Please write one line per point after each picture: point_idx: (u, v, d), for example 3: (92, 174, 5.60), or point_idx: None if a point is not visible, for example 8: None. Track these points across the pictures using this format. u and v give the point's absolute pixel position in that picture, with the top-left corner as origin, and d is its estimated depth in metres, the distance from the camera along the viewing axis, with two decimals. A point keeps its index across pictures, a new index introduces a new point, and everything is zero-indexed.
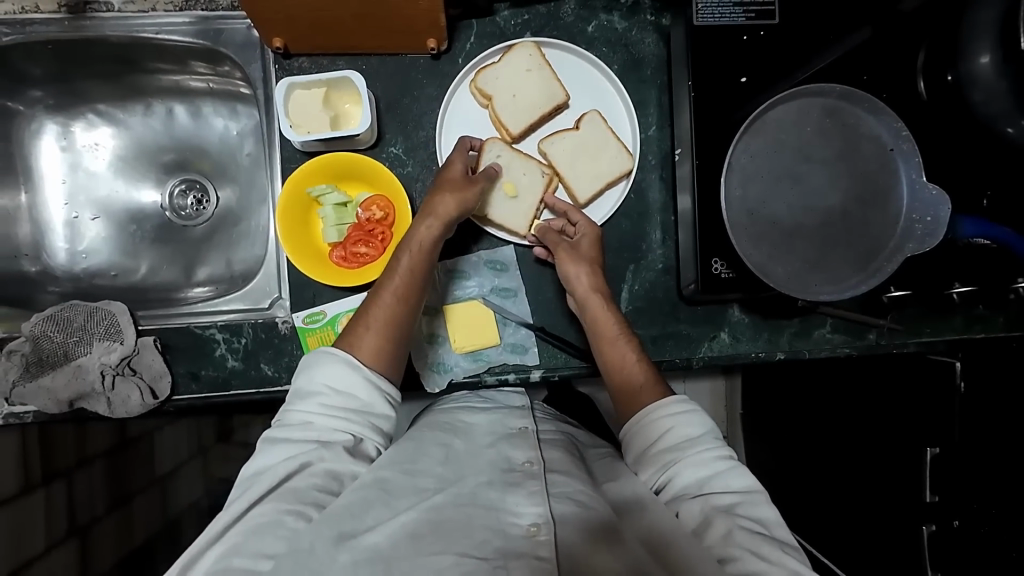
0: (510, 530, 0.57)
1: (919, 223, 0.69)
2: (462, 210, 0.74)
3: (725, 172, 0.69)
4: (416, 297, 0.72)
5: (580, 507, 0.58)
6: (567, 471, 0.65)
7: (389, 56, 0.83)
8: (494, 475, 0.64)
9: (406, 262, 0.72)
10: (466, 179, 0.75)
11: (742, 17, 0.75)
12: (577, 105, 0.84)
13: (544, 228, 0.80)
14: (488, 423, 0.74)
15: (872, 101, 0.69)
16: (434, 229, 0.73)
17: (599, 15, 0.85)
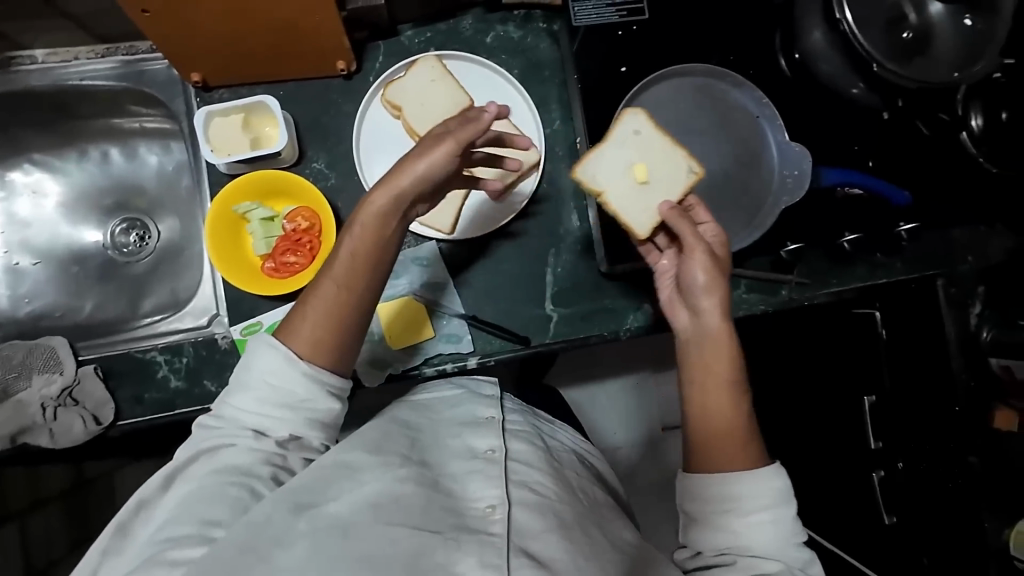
0: (467, 511, 0.61)
1: (790, 177, 0.77)
2: (419, 190, 0.66)
3: (611, 151, 0.77)
4: (371, 288, 0.66)
5: (534, 495, 0.64)
6: (526, 460, 0.69)
7: (305, 80, 0.89)
8: (460, 465, 0.67)
9: (352, 250, 0.65)
10: (431, 144, 0.66)
11: (615, 15, 0.84)
12: (483, 108, 0.91)
13: (672, 214, 0.69)
14: (457, 410, 0.76)
15: (731, 76, 0.78)
16: (382, 211, 0.65)
17: (496, 27, 0.93)
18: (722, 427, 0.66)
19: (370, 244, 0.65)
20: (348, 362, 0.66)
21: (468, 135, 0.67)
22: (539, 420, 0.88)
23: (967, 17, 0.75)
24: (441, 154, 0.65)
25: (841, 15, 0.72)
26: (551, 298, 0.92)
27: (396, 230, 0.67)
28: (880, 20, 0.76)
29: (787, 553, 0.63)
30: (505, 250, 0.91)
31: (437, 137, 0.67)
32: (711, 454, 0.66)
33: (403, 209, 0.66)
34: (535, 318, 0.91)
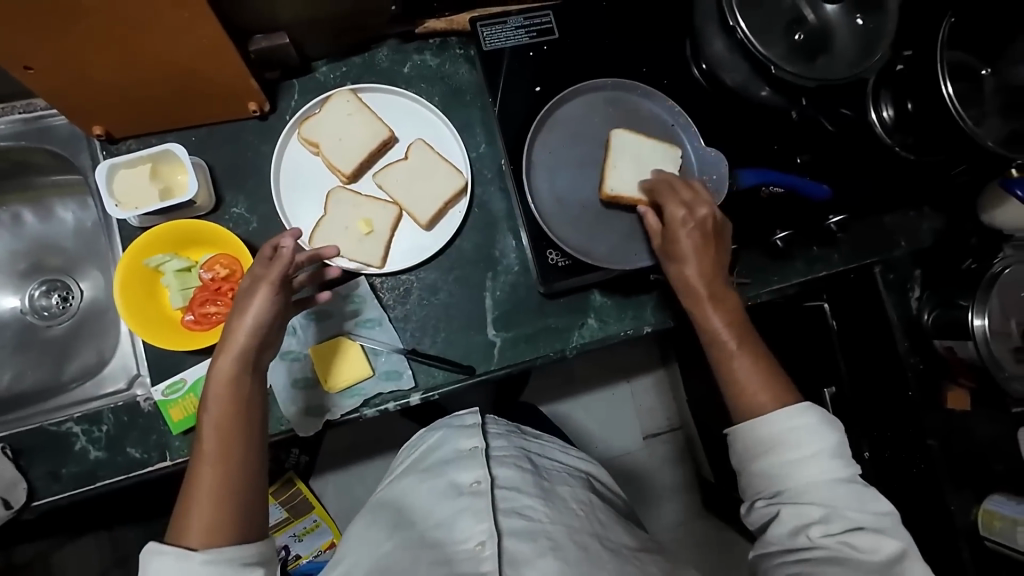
0: (459, 554, 0.69)
1: (708, 181, 0.79)
2: (259, 332, 0.67)
3: (530, 170, 0.78)
4: (248, 443, 0.65)
5: (524, 521, 0.72)
6: (512, 485, 0.77)
7: (217, 124, 0.86)
8: (451, 504, 0.75)
9: (217, 421, 0.64)
10: (247, 295, 0.68)
11: (525, 37, 0.84)
12: (404, 137, 0.90)
13: (672, 200, 0.73)
14: (445, 446, 0.84)
15: (640, 87, 0.81)
16: (231, 367, 0.66)
17: (412, 56, 0.92)
18: (758, 378, 0.73)
19: (231, 406, 0.65)
20: (255, 526, 0.63)
21: (279, 266, 0.69)
22: (528, 433, 0.95)
23: (859, 17, 0.78)
24: (264, 298, 0.67)
25: (734, 22, 0.72)
26: (492, 324, 0.90)
27: (254, 383, 0.68)
28: (780, 24, 0.77)
29: (838, 493, 0.67)
30: (439, 280, 0.89)
31: (250, 287, 0.69)
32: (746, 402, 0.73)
33: (254, 359, 0.67)
34: (477, 346, 0.89)
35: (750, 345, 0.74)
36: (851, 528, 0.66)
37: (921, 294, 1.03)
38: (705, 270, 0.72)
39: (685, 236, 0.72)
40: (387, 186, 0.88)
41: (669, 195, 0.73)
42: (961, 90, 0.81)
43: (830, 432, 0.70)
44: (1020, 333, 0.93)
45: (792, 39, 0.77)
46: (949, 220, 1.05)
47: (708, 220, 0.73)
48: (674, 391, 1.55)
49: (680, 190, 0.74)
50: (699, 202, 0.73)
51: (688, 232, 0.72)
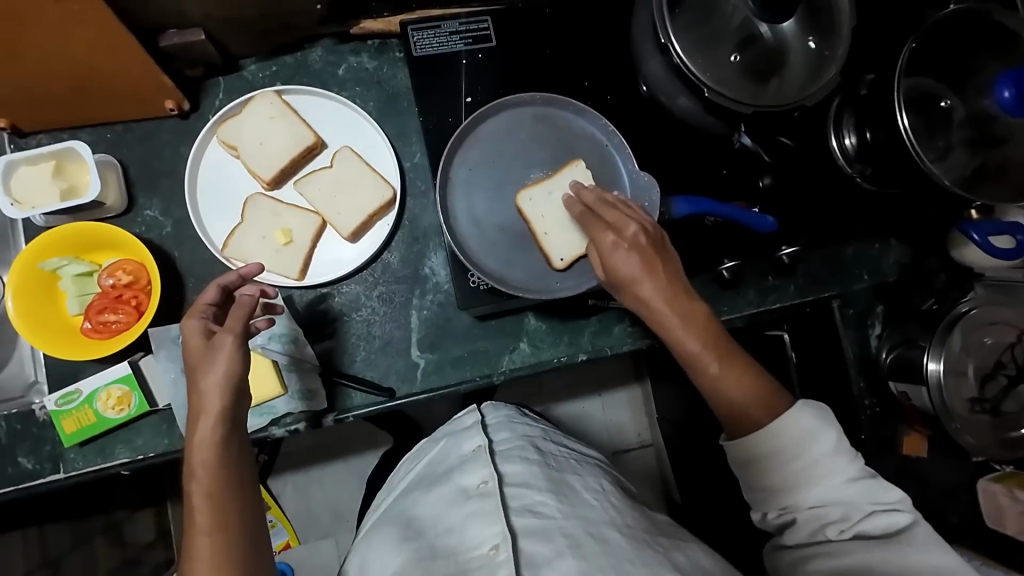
0: (475, 561, 0.63)
1: (640, 209, 0.73)
2: (233, 385, 0.60)
3: (448, 189, 0.73)
4: (240, 508, 0.58)
5: (539, 518, 0.66)
6: (523, 481, 0.72)
7: (134, 122, 0.83)
8: (457, 509, 0.71)
9: (201, 493, 0.57)
10: (213, 350, 0.61)
11: (460, 43, 0.80)
12: (332, 143, 0.85)
13: (593, 226, 0.67)
14: (451, 452, 0.82)
15: (571, 103, 0.76)
16: (208, 434, 0.58)
17: (348, 58, 0.87)
18: (749, 387, 0.66)
19: (216, 472, 0.58)
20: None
21: (233, 316, 0.63)
22: (531, 421, 0.93)
23: (812, 39, 0.72)
24: (235, 351, 0.61)
25: (666, 40, 0.69)
26: (416, 345, 0.85)
27: (240, 445, 0.60)
28: (728, 41, 0.71)
29: (850, 495, 0.63)
30: (362, 295, 0.85)
31: (213, 342, 0.61)
32: (743, 422, 0.67)
33: (235, 414, 0.60)
34: (398, 367, 0.84)
35: (731, 359, 0.67)
36: (867, 516, 0.63)
37: (881, 331, 0.97)
38: (662, 288, 0.65)
39: (624, 259, 0.65)
40: (310, 195, 0.83)
41: (593, 225, 0.67)
42: (916, 123, 0.75)
43: (830, 426, 0.65)
44: (976, 383, 0.87)
45: (730, 61, 0.71)
46: (915, 254, 0.99)
47: (647, 242, 0.66)
48: (647, 410, 1.50)
49: (605, 211, 0.67)
50: (624, 220, 0.66)
51: (631, 253, 0.65)
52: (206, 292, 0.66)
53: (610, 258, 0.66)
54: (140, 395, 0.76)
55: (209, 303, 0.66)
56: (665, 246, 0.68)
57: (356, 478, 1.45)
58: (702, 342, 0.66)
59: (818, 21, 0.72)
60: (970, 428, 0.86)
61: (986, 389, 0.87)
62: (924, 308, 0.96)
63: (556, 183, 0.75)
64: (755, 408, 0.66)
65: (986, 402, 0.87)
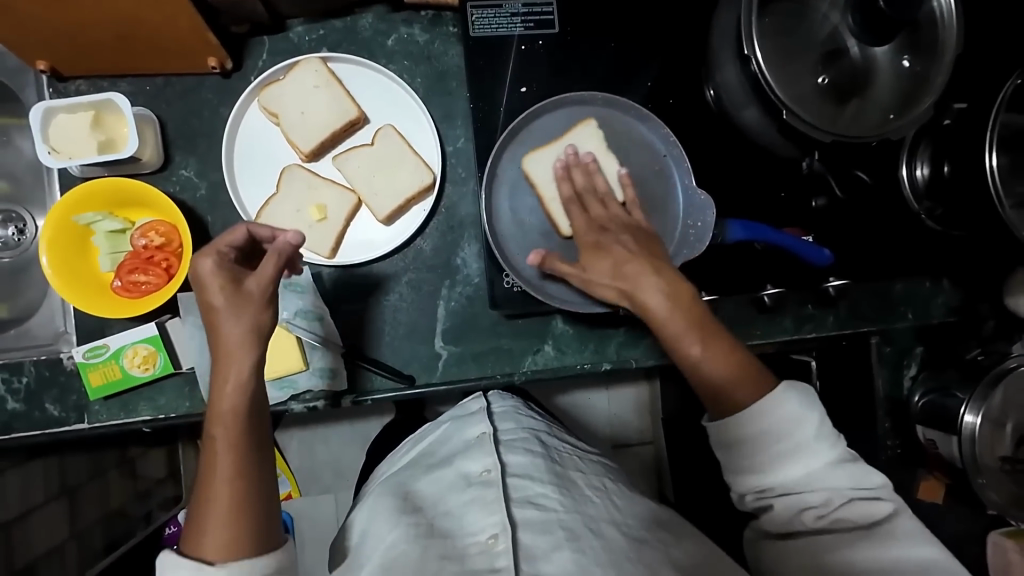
0: (470, 549, 0.61)
1: (692, 229, 0.69)
2: (263, 332, 0.61)
3: (491, 186, 0.70)
4: (262, 452, 0.60)
5: (541, 512, 0.63)
6: (525, 472, 0.69)
7: (175, 76, 0.80)
8: (457, 496, 0.68)
9: (227, 438, 0.58)
10: (244, 295, 0.61)
11: (521, 26, 0.74)
12: (375, 119, 0.82)
13: (570, 198, 0.68)
14: (455, 433, 0.79)
15: (633, 107, 0.71)
16: (234, 381, 0.59)
17: (399, 28, 0.83)
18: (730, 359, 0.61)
19: (240, 417, 0.58)
20: (280, 536, 0.59)
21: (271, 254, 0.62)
22: (535, 413, 0.89)
23: (906, 58, 0.66)
24: (269, 297, 0.61)
25: (749, 51, 0.63)
26: (440, 335, 0.84)
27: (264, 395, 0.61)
28: (814, 57, 0.66)
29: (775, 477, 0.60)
30: (391, 280, 0.83)
31: (242, 287, 0.61)
32: (723, 398, 0.61)
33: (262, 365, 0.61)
34: (420, 356, 0.83)
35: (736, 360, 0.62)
36: (847, 502, 0.58)
37: (916, 373, 0.93)
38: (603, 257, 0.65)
39: (608, 245, 0.65)
40: (347, 172, 0.80)
41: (575, 211, 0.67)
42: (1003, 164, 0.69)
43: (813, 407, 0.59)
44: (1012, 443, 0.83)
45: (816, 82, 0.66)
46: (966, 298, 0.95)
47: (608, 224, 0.67)
48: (652, 409, 1.49)
49: (588, 201, 0.68)
50: (607, 214, 0.67)
51: (611, 243, 0.65)
52: (234, 232, 0.63)
53: (590, 248, 0.66)
54: (166, 357, 0.77)
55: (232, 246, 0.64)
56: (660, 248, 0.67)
57: (361, 442, 1.48)
58: (685, 315, 0.62)
59: (916, 41, 0.66)
60: (998, 488, 0.82)
61: (1021, 450, 0.83)
62: (968, 357, 0.92)
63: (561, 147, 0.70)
64: (738, 385, 0.60)
65: (1018, 463, 0.83)
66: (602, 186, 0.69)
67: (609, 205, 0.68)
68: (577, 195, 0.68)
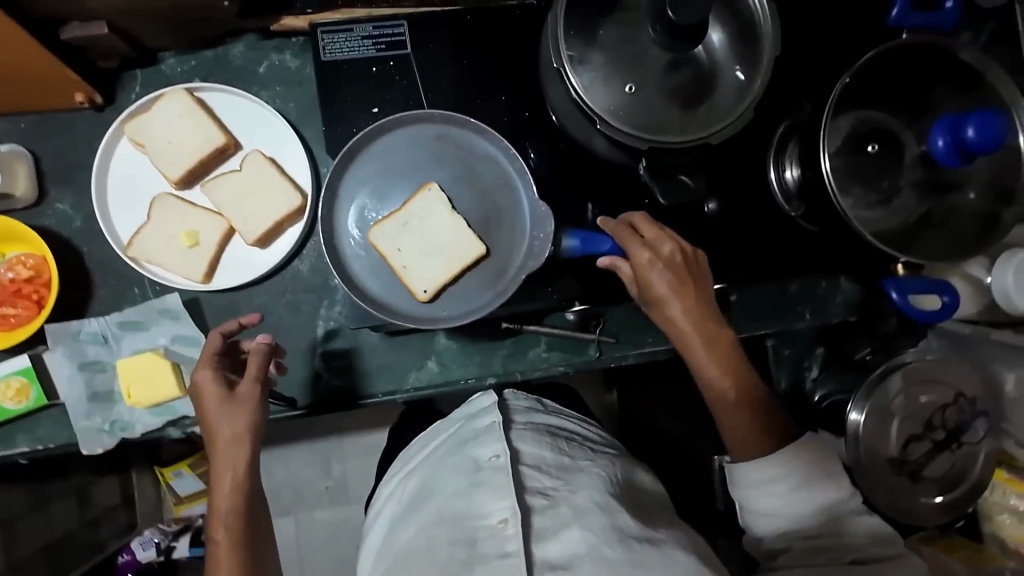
0: (480, 530, 0.63)
1: (536, 240, 0.69)
2: (252, 434, 0.67)
3: (331, 207, 0.69)
4: (257, 551, 0.66)
5: (547, 499, 0.65)
6: (534, 462, 0.70)
7: (50, 113, 0.82)
8: (463, 480, 0.70)
9: (224, 537, 0.64)
10: (235, 399, 0.67)
11: (372, 49, 0.76)
12: (246, 146, 0.83)
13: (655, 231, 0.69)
14: (469, 414, 0.80)
15: (472, 121, 0.70)
16: (226, 477, 0.66)
17: (270, 55, 0.85)
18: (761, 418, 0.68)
19: (236, 514, 0.65)
20: None
21: (251, 352, 0.69)
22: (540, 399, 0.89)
23: (741, 68, 0.68)
24: (260, 398, 0.68)
25: (560, 64, 0.67)
26: (320, 355, 0.84)
27: (258, 491, 0.68)
28: (641, 66, 0.67)
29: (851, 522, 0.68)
30: (269, 302, 0.84)
31: (232, 389, 0.68)
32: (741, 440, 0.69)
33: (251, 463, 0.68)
34: (301, 377, 0.84)
35: (747, 378, 0.70)
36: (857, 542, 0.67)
37: (818, 374, 0.92)
38: (683, 307, 0.69)
39: (659, 272, 0.68)
40: (217, 198, 0.81)
41: (630, 240, 0.68)
42: (839, 165, 0.72)
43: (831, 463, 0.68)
44: (899, 443, 0.80)
45: (624, 89, 0.67)
46: (868, 295, 0.93)
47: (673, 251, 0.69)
48: None
49: (659, 241, 0.69)
50: (661, 236, 0.69)
51: (655, 276, 0.68)
52: (210, 338, 0.70)
53: (647, 274, 0.68)
54: (39, 388, 0.77)
55: (217, 352, 0.70)
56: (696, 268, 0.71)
57: (321, 461, 1.48)
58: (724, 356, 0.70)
59: (743, 48, 0.67)
60: (887, 490, 0.80)
61: (909, 451, 0.80)
62: (857, 357, 0.91)
63: (408, 215, 0.69)
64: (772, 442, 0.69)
65: (908, 464, 0.80)
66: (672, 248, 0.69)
67: (664, 252, 0.69)
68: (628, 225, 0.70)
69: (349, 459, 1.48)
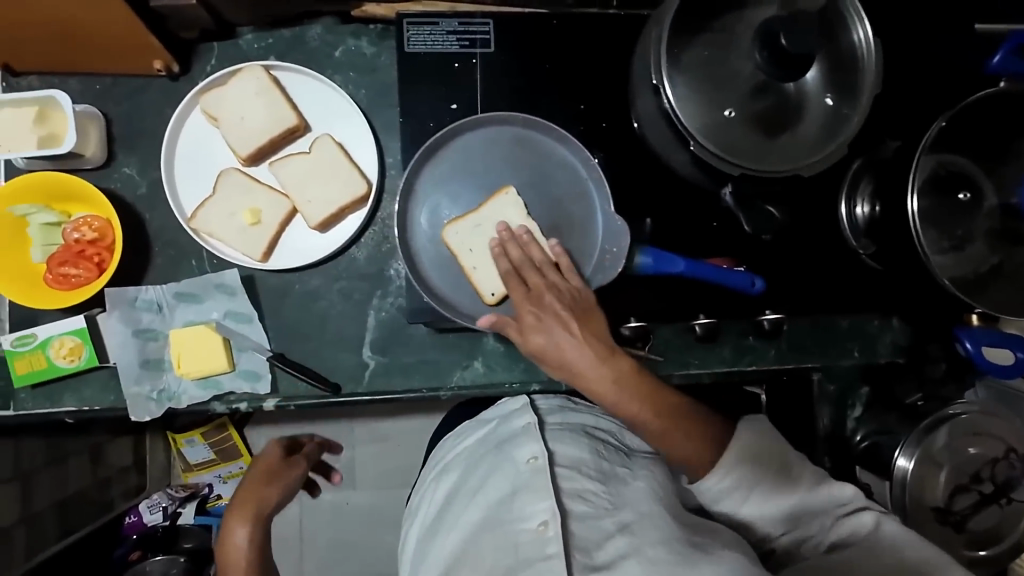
0: (522, 535, 0.63)
1: (608, 255, 0.69)
2: (278, 495, 0.75)
3: (407, 201, 0.70)
4: None
5: (588, 505, 0.65)
6: (573, 465, 0.70)
7: (124, 77, 0.82)
8: (505, 485, 0.69)
9: None
10: (282, 466, 0.79)
11: (456, 45, 0.75)
12: (315, 129, 0.83)
13: (509, 274, 0.65)
14: (504, 424, 0.79)
15: (555, 129, 0.70)
16: (245, 529, 0.71)
17: (346, 40, 0.84)
18: (696, 445, 0.65)
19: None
20: None
21: (299, 459, 0.81)
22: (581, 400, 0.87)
23: (831, 96, 0.66)
24: (298, 474, 0.79)
25: (658, 81, 0.65)
26: (368, 345, 0.84)
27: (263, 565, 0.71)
28: (734, 87, 0.66)
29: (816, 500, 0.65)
30: (323, 287, 0.84)
31: (290, 458, 0.81)
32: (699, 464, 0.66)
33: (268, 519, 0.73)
34: (347, 365, 0.84)
35: (670, 411, 0.65)
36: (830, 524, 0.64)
37: (861, 415, 0.90)
38: (586, 350, 0.62)
39: (541, 326, 0.62)
40: (283, 179, 0.81)
41: (514, 289, 0.64)
42: (925, 207, 0.70)
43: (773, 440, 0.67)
44: (945, 493, 0.80)
45: (724, 114, 0.65)
46: (916, 338, 0.92)
47: (548, 297, 0.63)
48: None
49: (527, 272, 0.65)
50: (543, 283, 0.64)
51: (550, 323, 0.62)
52: (276, 442, 0.84)
53: (532, 328, 0.63)
54: (91, 350, 0.78)
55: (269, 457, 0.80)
56: (585, 308, 0.64)
57: (328, 444, 1.49)
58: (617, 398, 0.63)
59: (840, 77, 0.65)
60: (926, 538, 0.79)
61: (955, 502, 0.80)
62: (909, 403, 0.87)
63: (484, 216, 0.68)
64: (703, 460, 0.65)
65: (951, 515, 0.80)
66: (538, 256, 0.66)
67: (549, 275, 0.65)
68: (515, 265, 0.65)
69: (359, 445, 1.49)
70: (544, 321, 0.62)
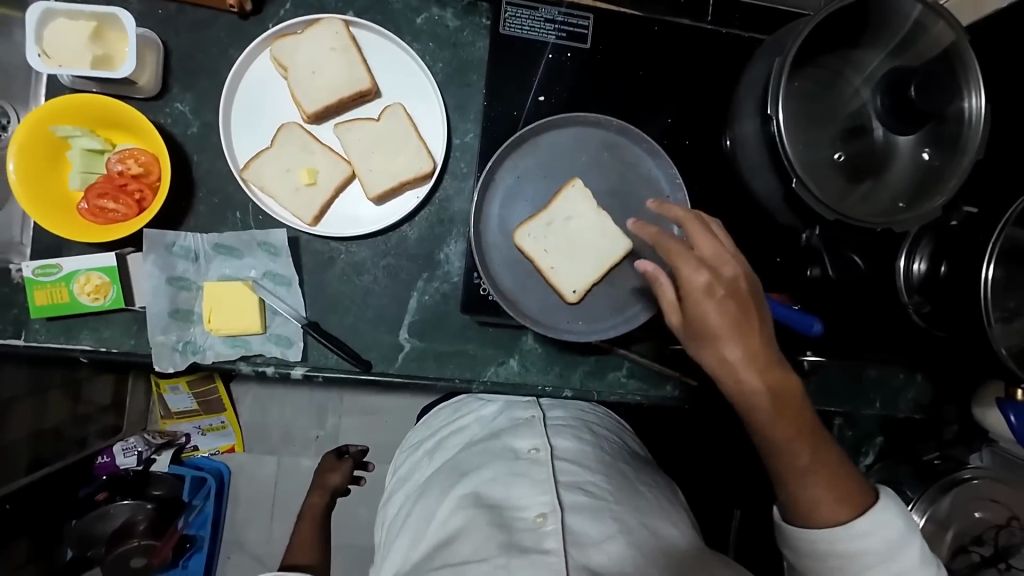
0: (516, 524, 0.56)
1: None
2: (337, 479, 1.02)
3: (485, 189, 0.70)
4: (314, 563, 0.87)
5: (590, 499, 0.59)
6: (575, 459, 0.64)
7: (191, 6, 0.77)
8: (499, 468, 0.63)
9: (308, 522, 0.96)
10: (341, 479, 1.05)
11: (553, 35, 0.73)
12: (386, 95, 0.79)
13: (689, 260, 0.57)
14: (502, 410, 0.73)
15: (644, 141, 0.71)
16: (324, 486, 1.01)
17: (430, 8, 0.80)
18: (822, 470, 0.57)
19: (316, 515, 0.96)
20: None
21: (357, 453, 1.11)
22: (586, 402, 0.81)
23: (927, 151, 0.65)
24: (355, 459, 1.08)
25: (771, 111, 0.62)
26: (406, 327, 0.80)
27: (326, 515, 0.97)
28: (832, 128, 0.65)
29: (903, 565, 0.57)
30: (369, 260, 0.80)
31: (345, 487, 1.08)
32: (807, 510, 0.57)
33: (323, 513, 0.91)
34: (382, 344, 0.79)
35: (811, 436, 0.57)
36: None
37: (872, 462, 0.93)
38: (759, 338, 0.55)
39: (714, 298, 0.55)
40: (348, 143, 0.78)
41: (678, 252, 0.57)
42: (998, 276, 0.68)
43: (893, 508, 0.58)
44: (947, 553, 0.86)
45: (832, 157, 0.64)
46: (935, 398, 0.89)
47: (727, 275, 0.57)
48: None
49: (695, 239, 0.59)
50: (721, 259, 0.58)
51: (733, 294, 0.55)
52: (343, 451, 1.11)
53: (705, 295, 0.55)
54: (119, 291, 0.73)
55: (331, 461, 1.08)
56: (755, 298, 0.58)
57: (315, 412, 1.47)
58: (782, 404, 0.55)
59: (942, 132, 0.64)
60: None
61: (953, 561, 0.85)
62: (924, 458, 0.91)
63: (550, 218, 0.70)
64: (835, 509, 0.57)
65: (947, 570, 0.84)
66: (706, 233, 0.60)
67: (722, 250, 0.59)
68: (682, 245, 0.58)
69: (346, 414, 1.48)
70: (711, 291, 0.55)
